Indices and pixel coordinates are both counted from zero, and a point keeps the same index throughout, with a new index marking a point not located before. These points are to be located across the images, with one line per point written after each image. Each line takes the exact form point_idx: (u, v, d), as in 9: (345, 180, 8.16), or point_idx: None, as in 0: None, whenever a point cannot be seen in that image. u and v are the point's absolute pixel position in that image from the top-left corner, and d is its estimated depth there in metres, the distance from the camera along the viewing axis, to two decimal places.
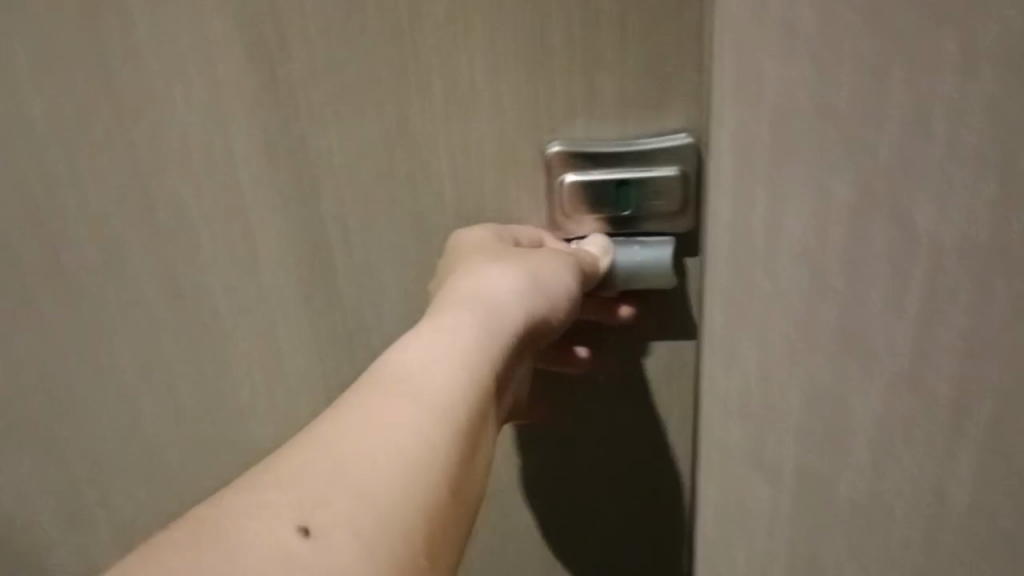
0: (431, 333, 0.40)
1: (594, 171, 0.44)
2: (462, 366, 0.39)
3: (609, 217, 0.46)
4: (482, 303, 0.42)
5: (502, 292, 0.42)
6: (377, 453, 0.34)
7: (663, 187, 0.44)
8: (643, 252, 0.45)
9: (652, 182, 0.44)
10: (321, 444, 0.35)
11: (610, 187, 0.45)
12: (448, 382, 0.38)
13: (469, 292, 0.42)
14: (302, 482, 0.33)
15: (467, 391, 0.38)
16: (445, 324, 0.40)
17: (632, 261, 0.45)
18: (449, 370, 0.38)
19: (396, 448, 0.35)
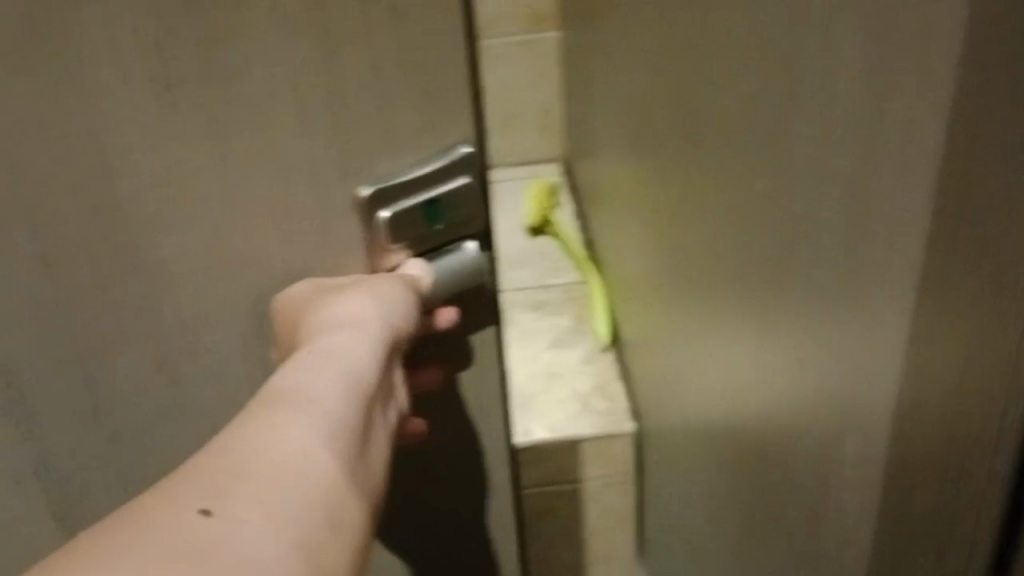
0: (316, 349, 0.47)
1: (402, 200, 0.57)
2: (347, 371, 0.46)
3: (416, 244, 0.58)
4: (350, 322, 0.49)
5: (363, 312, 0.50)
6: (299, 432, 0.40)
7: (463, 191, 0.58)
8: (453, 256, 0.59)
9: (453, 190, 0.57)
10: (250, 424, 0.40)
11: (420, 208, 0.57)
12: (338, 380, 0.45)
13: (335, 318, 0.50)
14: (237, 452, 0.38)
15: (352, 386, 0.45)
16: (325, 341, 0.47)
17: (448, 267, 0.59)
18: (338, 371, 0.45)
19: (310, 425, 0.41)
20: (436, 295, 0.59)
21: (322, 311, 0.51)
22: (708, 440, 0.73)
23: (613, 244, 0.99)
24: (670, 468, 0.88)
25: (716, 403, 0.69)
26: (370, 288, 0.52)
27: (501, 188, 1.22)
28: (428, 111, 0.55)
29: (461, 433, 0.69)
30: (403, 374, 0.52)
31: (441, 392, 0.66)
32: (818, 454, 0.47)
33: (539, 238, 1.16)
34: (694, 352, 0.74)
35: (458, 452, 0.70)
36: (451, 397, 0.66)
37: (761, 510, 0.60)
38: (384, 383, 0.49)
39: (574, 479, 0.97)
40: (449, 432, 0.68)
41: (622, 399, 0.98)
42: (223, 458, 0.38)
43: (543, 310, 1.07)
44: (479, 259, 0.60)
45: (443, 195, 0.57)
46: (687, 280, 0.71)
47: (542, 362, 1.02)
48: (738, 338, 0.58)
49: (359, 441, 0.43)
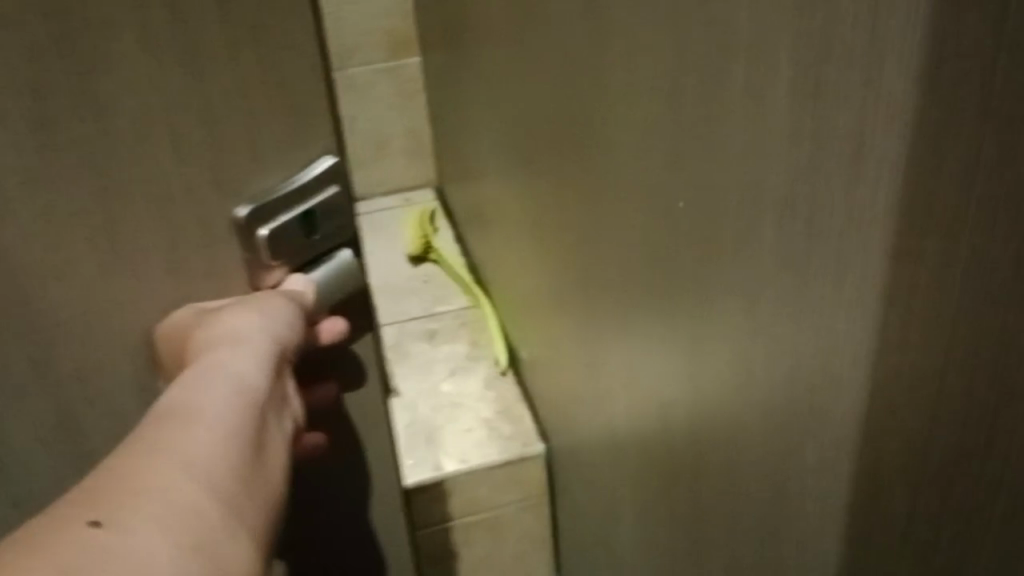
0: (210, 361, 0.49)
1: (281, 216, 0.56)
2: (240, 382, 0.48)
3: (293, 259, 0.58)
4: (241, 334, 0.51)
5: (253, 324, 0.52)
6: (196, 444, 0.43)
7: (336, 200, 0.58)
8: (330, 266, 0.59)
9: (325, 200, 0.57)
10: (149, 432, 0.43)
11: (297, 222, 0.57)
12: (233, 391, 0.47)
13: (229, 328, 0.52)
14: (139, 459, 0.41)
15: (246, 395, 0.48)
16: (218, 352, 0.50)
17: (326, 276, 0.59)
18: (231, 383, 0.48)
19: (207, 435, 0.44)
20: (319, 308, 0.59)
21: (211, 325, 0.53)
22: (618, 439, 0.76)
23: (504, 263, 1.02)
24: (578, 486, 0.91)
25: (624, 399, 0.72)
26: (249, 304, 0.54)
27: (374, 217, 1.35)
28: (302, 137, 0.55)
29: (352, 462, 0.68)
30: (295, 383, 0.54)
31: (333, 411, 0.65)
32: (727, 404, 0.54)
33: (419, 265, 1.25)
34: (592, 354, 0.78)
35: (356, 475, 0.69)
36: (344, 417, 0.66)
37: (682, 485, 0.64)
38: (279, 391, 0.52)
39: (491, 508, 0.99)
40: (342, 453, 0.68)
41: (528, 423, 1.02)
42: (124, 466, 0.40)
43: (437, 339, 1.13)
44: (354, 264, 0.60)
45: (317, 206, 0.57)
46: (580, 276, 0.77)
47: (445, 395, 1.06)
48: (642, 314, 0.64)
49: (257, 444, 0.46)
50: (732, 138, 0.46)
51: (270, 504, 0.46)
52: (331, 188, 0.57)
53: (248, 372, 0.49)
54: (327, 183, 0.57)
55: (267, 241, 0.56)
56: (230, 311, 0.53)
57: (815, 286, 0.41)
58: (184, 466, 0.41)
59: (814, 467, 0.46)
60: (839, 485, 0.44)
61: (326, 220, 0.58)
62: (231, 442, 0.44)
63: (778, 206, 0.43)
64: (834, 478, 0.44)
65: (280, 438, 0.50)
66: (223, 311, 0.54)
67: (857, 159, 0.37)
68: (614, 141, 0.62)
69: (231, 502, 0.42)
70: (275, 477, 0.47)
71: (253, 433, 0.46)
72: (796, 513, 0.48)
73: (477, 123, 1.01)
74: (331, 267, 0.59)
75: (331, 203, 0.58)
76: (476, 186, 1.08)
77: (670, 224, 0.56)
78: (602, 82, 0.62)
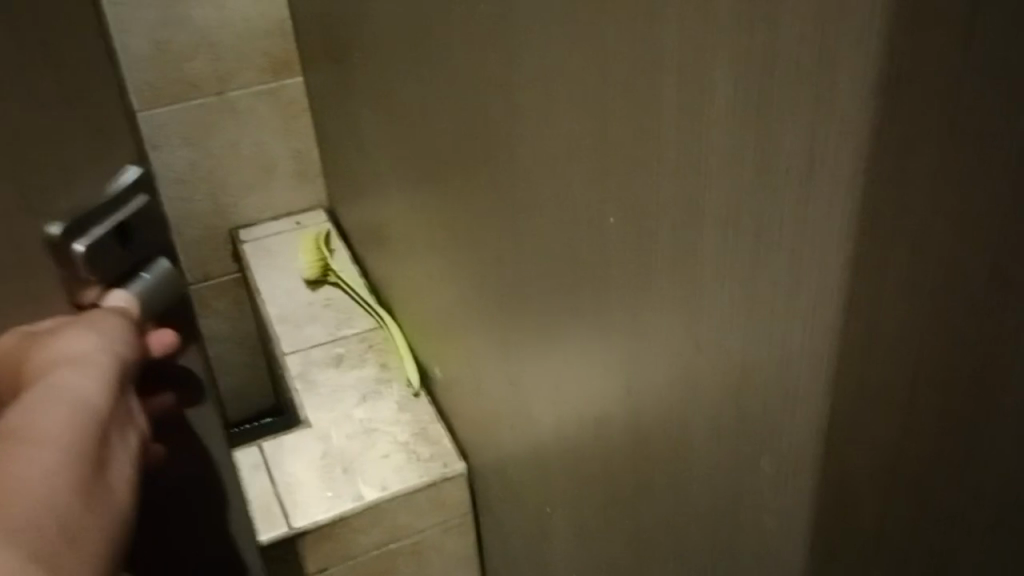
0: (49, 383, 0.52)
1: (93, 229, 0.55)
2: (79, 406, 0.51)
3: (109, 275, 0.57)
4: (82, 353, 0.53)
5: (92, 340, 0.54)
6: (33, 477, 0.46)
7: (146, 208, 0.57)
8: (146, 279, 0.59)
9: (133, 209, 0.56)
10: None
11: (110, 236, 0.55)
12: (72, 417, 0.50)
13: (69, 346, 0.54)
14: None
15: (84, 419, 0.51)
16: (58, 374, 0.52)
17: (144, 290, 0.59)
18: (71, 407, 0.51)
19: (45, 468, 0.47)
20: (145, 320, 0.59)
21: (50, 342, 0.54)
22: (527, 446, 0.76)
23: (403, 281, 1.02)
24: (497, 505, 0.92)
25: (531, 406, 0.72)
26: (88, 321, 0.55)
27: (264, 241, 1.34)
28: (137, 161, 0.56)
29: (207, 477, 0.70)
30: (135, 394, 0.57)
31: (177, 424, 0.67)
32: (634, 399, 0.54)
33: (318, 288, 1.27)
34: (492, 364, 0.79)
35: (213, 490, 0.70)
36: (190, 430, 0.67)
37: (598, 486, 0.64)
38: (118, 407, 0.54)
39: (414, 532, 1.00)
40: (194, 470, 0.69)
41: (447, 443, 1.01)
42: None
43: (345, 364, 1.13)
44: (168, 272, 0.60)
45: (125, 217, 0.56)
46: (475, 282, 0.77)
47: (358, 421, 1.05)
48: (546, 315, 0.64)
49: (93, 469, 0.50)
50: (618, 134, 0.47)
51: (112, 519, 0.50)
52: (141, 198, 0.56)
53: (88, 392, 0.52)
54: (135, 194, 0.56)
55: (82, 261, 0.55)
56: (68, 327, 0.55)
57: (716, 270, 0.42)
58: (19, 505, 0.45)
59: (732, 450, 0.47)
60: (766, 466, 0.44)
61: (140, 232, 0.57)
62: (69, 470, 0.48)
63: (681, 201, 0.43)
64: (758, 457, 0.45)
65: (121, 455, 0.54)
66: (57, 330, 0.55)
67: (747, 140, 0.38)
68: (501, 141, 0.62)
69: (73, 522, 0.47)
70: (112, 495, 0.51)
71: (94, 453, 0.50)
72: (717, 496, 0.49)
73: (367, 142, 1.00)
74: (151, 277, 0.59)
75: (143, 212, 0.57)
76: (370, 207, 1.07)
77: (563, 226, 0.56)
78: (485, 82, 0.62)
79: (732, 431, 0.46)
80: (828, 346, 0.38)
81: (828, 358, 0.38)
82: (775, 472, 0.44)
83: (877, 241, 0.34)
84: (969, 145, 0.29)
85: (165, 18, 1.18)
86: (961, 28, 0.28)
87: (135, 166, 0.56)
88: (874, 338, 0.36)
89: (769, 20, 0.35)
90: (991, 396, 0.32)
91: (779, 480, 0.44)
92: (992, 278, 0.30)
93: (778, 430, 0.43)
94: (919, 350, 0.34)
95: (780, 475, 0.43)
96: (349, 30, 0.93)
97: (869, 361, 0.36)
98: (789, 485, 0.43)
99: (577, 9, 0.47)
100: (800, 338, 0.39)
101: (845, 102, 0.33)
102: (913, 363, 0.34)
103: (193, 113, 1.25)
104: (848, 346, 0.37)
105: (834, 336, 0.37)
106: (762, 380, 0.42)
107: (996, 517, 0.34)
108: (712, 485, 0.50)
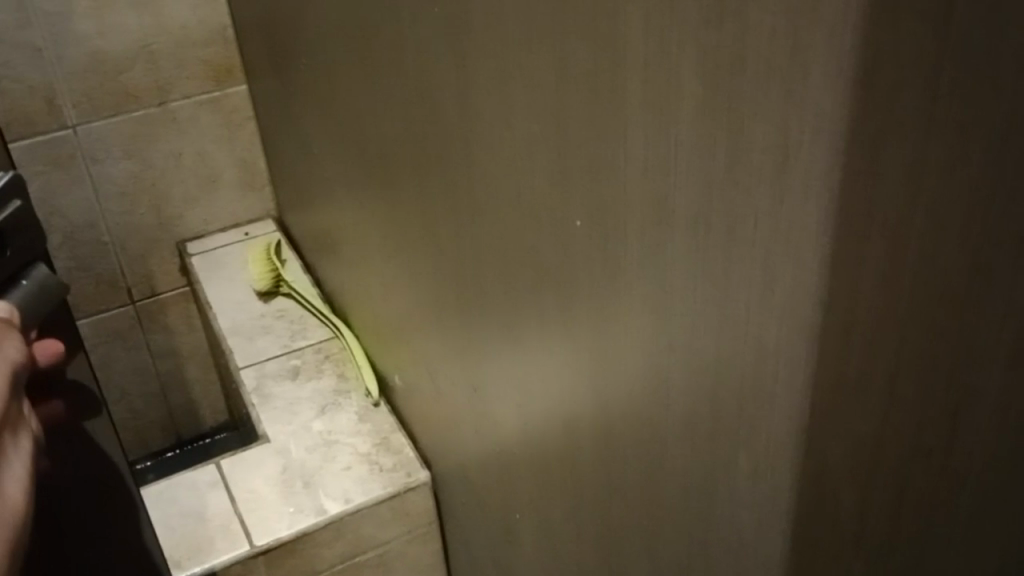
0: None
1: None
2: None
3: None
4: None
5: None
6: None
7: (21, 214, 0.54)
8: (30, 286, 0.56)
9: (8, 214, 0.53)
10: None
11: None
12: None
13: None
14: None
15: None
16: None
17: (29, 297, 0.56)
18: None
19: None
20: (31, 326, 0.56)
21: None
22: (491, 453, 0.75)
23: (358, 289, 1.01)
24: (462, 512, 0.90)
25: (494, 411, 0.71)
26: None
27: (212, 254, 1.32)
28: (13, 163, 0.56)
29: (113, 491, 0.67)
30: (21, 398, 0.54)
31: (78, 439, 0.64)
32: (598, 404, 0.53)
33: (270, 299, 1.25)
34: (452, 371, 0.78)
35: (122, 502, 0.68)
36: (92, 444, 0.65)
37: (566, 492, 0.62)
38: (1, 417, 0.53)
39: (377, 544, 0.98)
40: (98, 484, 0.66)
41: (410, 452, 1.00)
42: None
43: (301, 376, 1.12)
44: (50, 279, 0.57)
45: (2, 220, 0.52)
46: (433, 287, 0.76)
47: (317, 434, 1.04)
48: (508, 320, 0.63)
49: None
50: (580, 135, 0.46)
51: None
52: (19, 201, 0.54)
53: None
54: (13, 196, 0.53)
55: None
56: None
57: (685, 276, 0.41)
58: None
59: (698, 460, 0.46)
60: (735, 477, 0.43)
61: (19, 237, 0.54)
62: None
63: (649, 201, 0.42)
64: (725, 468, 0.44)
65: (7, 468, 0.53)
66: None
67: (715, 140, 0.37)
68: (456, 144, 0.61)
69: None
70: None
71: None
72: (684, 506, 0.48)
73: (314, 148, 0.98)
74: (31, 283, 0.56)
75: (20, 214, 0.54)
76: (321, 215, 1.05)
77: (522, 227, 0.56)
78: (437, 84, 0.60)
79: (698, 443, 0.45)
80: (798, 358, 0.36)
81: (797, 370, 0.37)
82: (745, 486, 0.43)
83: (841, 248, 0.32)
84: (942, 142, 0.28)
85: (102, 28, 1.16)
86: (924, 24, 0.27)
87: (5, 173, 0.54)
88: (848, 348, 0.34)
89: (737, 13, 0.33)
90: (970, 413, 0.30)
91: (750, 494, 0.43)
92: (970, 283, 0.29)
93: (746, 443, 0.41)
94: (892, 363, 0.32)
95: (751, 488, 0.42)
96: (293, 35, 0.91)
97: (842, 373, 0.34)
98: (760, 498, 0.42)
99: (534, 7, 0.46)
100: (769, 348, 0.38)
101: (817, 95, 0.31)
102: (885, 378, 0.33)
103: (133, 125, 1.22)
104: (815, 356, 0.35)
105: (804, 346, 0.36)
106: (730, 390, 0.41)
107: (980, 538, 0.32)
108: (677, 493, 0.49)
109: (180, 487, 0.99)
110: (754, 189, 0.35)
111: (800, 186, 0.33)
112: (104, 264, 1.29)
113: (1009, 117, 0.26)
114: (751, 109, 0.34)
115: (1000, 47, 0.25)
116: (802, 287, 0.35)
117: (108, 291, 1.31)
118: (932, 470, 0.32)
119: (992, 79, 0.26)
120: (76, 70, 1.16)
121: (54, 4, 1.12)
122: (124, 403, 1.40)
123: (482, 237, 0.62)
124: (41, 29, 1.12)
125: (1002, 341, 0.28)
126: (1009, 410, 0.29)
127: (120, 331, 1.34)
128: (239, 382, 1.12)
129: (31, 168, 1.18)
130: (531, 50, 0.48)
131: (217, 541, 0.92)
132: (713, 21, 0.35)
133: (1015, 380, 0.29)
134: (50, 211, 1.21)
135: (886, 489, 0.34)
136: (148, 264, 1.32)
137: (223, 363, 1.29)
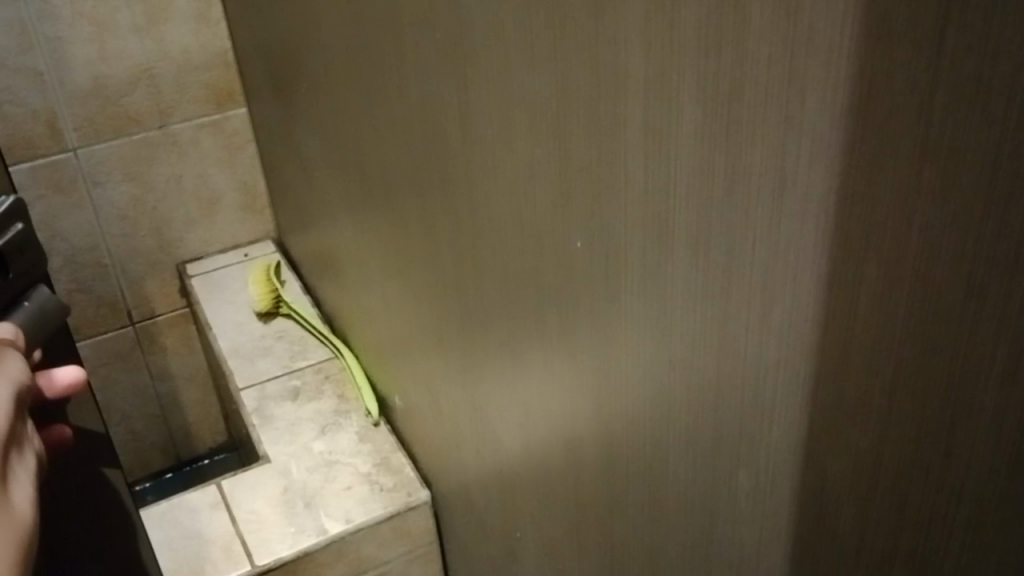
0: None
1: None
2: None
3: None
4: None
5: None
6: None
7: (25, 236, 0.54)
8: (32, 308, 0.56)
9: (12, 236, 0.53)
10: None
11: None
12: None
13: None
14: None
15: None
16: None
17: (32, 318, 0.56)
18: None
19: None
20: (32, 346, 0.57)
21: None
22: (492, 471, 0.75)
23: (359, 310, 1.01)
24: (462, 529, 0.91)
25: (495, 430, 0.71)
26: None
27: (212, 276, 1.33)
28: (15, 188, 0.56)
29: (119, 525, 0.68)
30: (30, 424, 0.55)
31: (90, 473, 0.64)
32: (601, 429, 0.54)
33: (270, 321, 1.26)
34: (453, 391, 0.78)
35: (126, 538, 0.68)
36: (104, 477, 0.65)
37: (566, 507, 0.63)
38: (15, 437, 0.53)
39: (378, 564, 0.99)
40: (108, 518, 0.67)
41: (410, 472, 1.01)
42: None
43: (302, 397, 1.12)
44: (50, 302, 0.57)
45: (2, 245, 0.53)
46: (434, 308, 0.76)
47: (318, 454, 1.04)
48: (509, 341, 0.63)
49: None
50: (581, 160, 0.46)
51: (29, 553, 0.50)
52: (23, 228, 0.54)
53: None
54: (19, 223, 0.54)
55: None
56: None
57: (685, 300, 0.42)
58: None
59: (697, 478, 0.46)
60: (733, 498, 0.44)
61: (22, 267, 0.55)
62: None
63: (649, 222, 0.43)
64: (724, 489, 0.44)
65: (31, 490, 0.53)
66: None
67: (715, 167, 0.37)
68: (458, 169, 0.61)
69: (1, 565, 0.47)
70: (28, 532, 0.50)
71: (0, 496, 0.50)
72: (682, 527, 0.49)
73: (315, 170, 0.99)
74: (33, 303, 0.56)
75: (25, 242, 0.54)
76: (322, 237, 1.06)
77: (524, 249, 0.56)
78: (438, 108, 0.61)
79: (699, 466, 0.46)
80: (801, 381, 0.37)
81: (798, 393, 0.37)
82: (745, 509, 0.43)
83: (839, 273, 0.33)
84: (935, 162, 0.28)
85: (104, 53, 1.17)
86: (921, 55, 0.28)
87: (9, 196, 0.54)
88: (846, 367, 0.34)
89: (735, 41, 0.34)
90: (962, 440, 0.31)
91: (752, 518, 0.43)
92: (965, 300, 0.29)
93: (746, 464, 0.42)
94: (890, 382, 0.32)
95: (753, 510, 0.43)
96: (294, 59, 0.92)
97: (838, 398, 0.35)
98: (761, 521, 0.42)
99: (536, 32, 0.47)
100: (771, 372, 0.38)
101: (814, 122, 0.32)
102: (883, 395, 0.33)
103: (134, 148, 1.23)
104: (813, 378, 0.36)
105: (807, 370, 0.36)
106: (734, 414, 0.42)
107: (976, 554, 0.32)
108: (678, 517, 0.49)
109: (181, 508, 1.00)
110: (754, 218, 0.36)
111: (803, 215, 0.34)
112: (105, 285, 1.29)
113: (997, 148, 0.26)
114: (751, 138, 0.35)
115: (989, 77, 0.26)
116: (803, 310, 0.35)
117: (110, 312, 1.31)
118: (928, 486, 0.33)
119: (982, 104, 0.26)
120: (78, 96, 1.17)
121: (57, 30, 1.13)
122: (124, 425, 1.40)
123: (483, 258, 0.62)
124: (43, 54, 1.13)
125: (992, 368, 0.29)
126: (1001, 429, 0.29)
127: (120, 353, 1.34)
128: (240, 403, 1.13)
129: (33, 191, 1.19)
130: (534, 75, 0.48)
131: (219, 563, 0.93)
132: (712, 53, 0.35)
133: (1007, 395, 0.29)
134: (52, 233, 1.22)
135: (885, 506, 0.35)
136: (150, 286, 1.33)
137: (224, 386, 1.29)
